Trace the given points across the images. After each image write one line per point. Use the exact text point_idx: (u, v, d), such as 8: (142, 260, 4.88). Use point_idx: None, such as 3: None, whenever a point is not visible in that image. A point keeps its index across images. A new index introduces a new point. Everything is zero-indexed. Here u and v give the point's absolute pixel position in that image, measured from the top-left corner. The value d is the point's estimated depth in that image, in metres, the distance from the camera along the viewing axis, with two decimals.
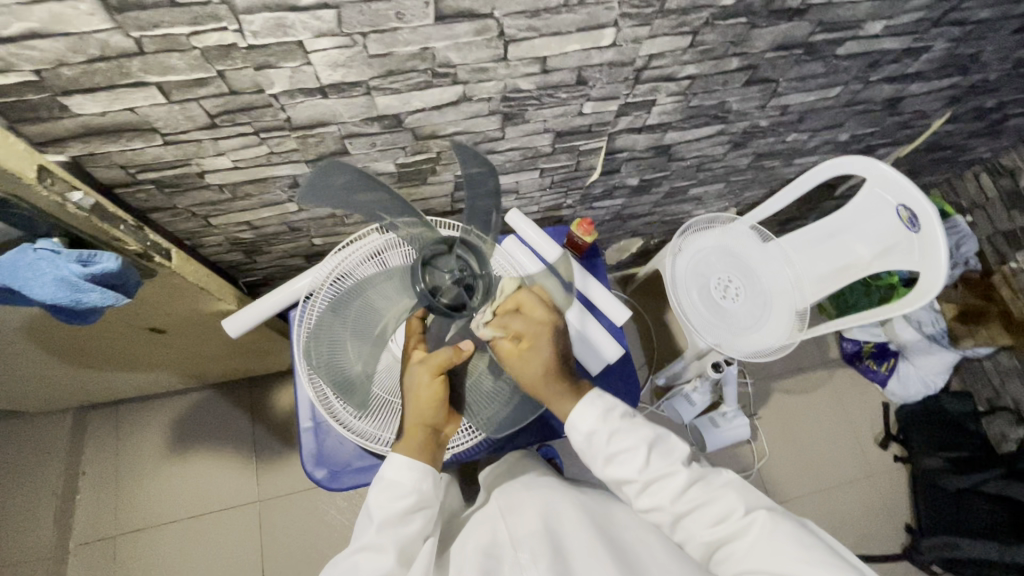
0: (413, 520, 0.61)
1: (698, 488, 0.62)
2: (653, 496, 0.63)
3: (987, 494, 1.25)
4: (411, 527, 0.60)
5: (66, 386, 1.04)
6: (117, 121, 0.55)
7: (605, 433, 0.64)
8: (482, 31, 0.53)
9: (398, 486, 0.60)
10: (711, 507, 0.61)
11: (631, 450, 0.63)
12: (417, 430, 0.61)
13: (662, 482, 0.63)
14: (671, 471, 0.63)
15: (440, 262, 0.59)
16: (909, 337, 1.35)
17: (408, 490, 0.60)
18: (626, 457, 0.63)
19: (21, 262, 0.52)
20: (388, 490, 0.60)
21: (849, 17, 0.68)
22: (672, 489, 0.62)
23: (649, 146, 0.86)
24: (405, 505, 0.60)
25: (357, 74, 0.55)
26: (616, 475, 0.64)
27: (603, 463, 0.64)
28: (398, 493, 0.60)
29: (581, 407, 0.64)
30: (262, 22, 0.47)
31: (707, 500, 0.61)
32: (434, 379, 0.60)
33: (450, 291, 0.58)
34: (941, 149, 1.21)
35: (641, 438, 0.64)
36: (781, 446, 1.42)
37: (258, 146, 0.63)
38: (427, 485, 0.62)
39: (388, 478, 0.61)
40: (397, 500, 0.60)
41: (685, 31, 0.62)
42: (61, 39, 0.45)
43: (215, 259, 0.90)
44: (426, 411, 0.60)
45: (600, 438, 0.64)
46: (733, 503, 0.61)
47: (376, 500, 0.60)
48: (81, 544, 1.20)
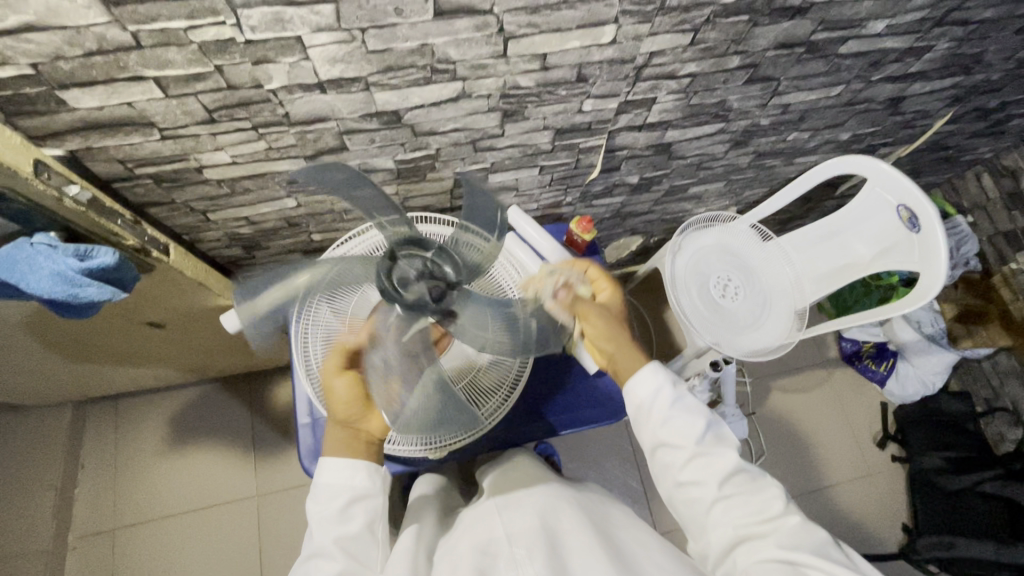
0: (354, 515, 0.61)
1: (743, 477, 0.63)
2: (699, 469, 0.63)
3: (984, 493, 1.26)
4: (353, 524, 0.61)
5: (63, 380, 1.04)
6: (115, 115, 0.55)
7: (668, 395, 0.66)
8: (482, 27, 0.53)
9: (333, 486, 0.62)
10: (752, 500, 0.61)
11: (691, 420, 0.65)
12: (336, 429, 0.64)
13: (712, 459, 0.63)
14: (720, 453, 0.63)
15: (406, 258, 0.58)
16: (908, 337, 1.34)
17: (342, 488, 0.62)
18: (682, 425, 0.65)
19: (18, 257, 0.52)
20: (325, 491, 0.62)
21: (851, 16, 0.67)
22: (719, 468, 0.62)
23: (649, 144, 0.86)
24: (341, 503, 0.61)
25: (356, 70, 0.55)
26: (667, 437, 0.65)
27: (659, 422, 0.65)
28: (332, 493, 0.62)
29: (651, 368, 0.68)
30: (260, 16, 0.47)
31: (749, 492, 0.62)
32: (335, 379, 0.63)
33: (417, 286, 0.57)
34: (942, 149, 1.20)
35: (701, 414, 0.65)
36: (778, 445, 1.42)
37: (257, 142, 0.63)
38: (362, 480, 0.63)
39: (322, 480, 0.62)
40: (331, 500, 0.61)
41: (687, 28, 0.61)
42: (58, 32, 0.44)
43: (214, 254, 0.90)
44: (337, 407, 0.63)
45: (663, 398, 0.66)
46: (774, 499, 0.62)
47: (313, 506, 0.62)
48: (79, 537, 1.20)
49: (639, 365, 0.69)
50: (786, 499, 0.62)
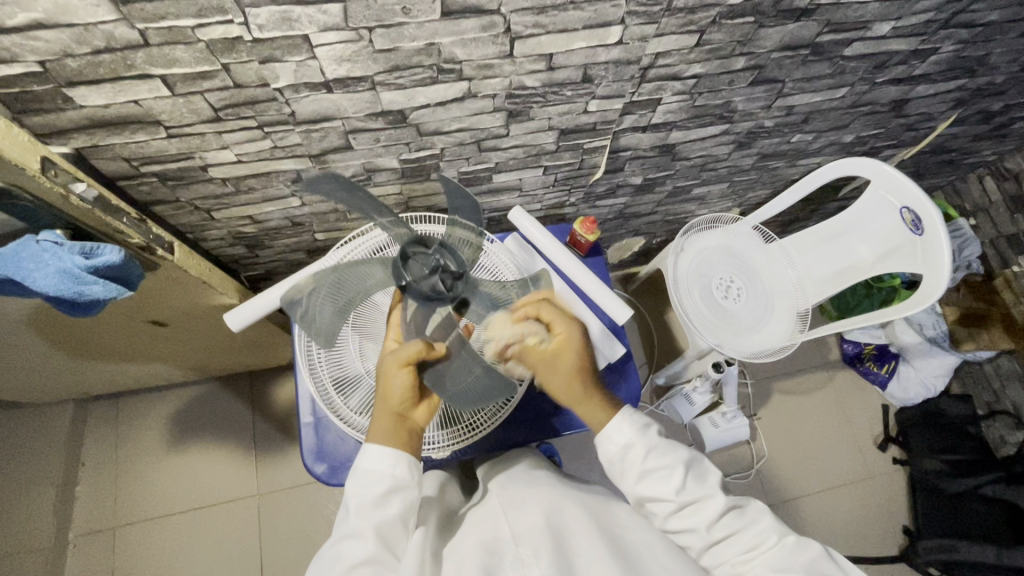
0: (391, 503, 0.61)
1: (733, 515, 0.63)
2: (687, 518, 0.63)
3: (984, 496, 1.26)
4: (389, 511, 0.60)
5: (65, 377, 1.04)
6: (121, 113, 0.55)
7: (641, 449, 0.65)
8: (488, 27, 0.53)
9: (373, 473, 0.61)
10: (745, 535, 0.62)
11: (668, 469, 0.64)
12: (386, 419, 0.62)
13: (698, 505, 0.63)
14: (706, 495, 0.64)
15: (418, 259, 0.61)
16: (910, 340, 1.34)
17: (382, 476, 0.61)
18: (662, 475, 0.64)
19: (23, 254, 0.52)
20: (364, 478, 0.61)
21: (857, 18, 0.67)
22: (707, 512, 0.63)
23: (653, 145, 0.86)
24: (379, 490, 0.60)
25: (362, 69, 0.55)
26: (647, 492, 0.64)
27: (637, 478, 0.65)
28: (372, 479, 0.61)
29: (616, 420, 0.67)
30: (268, 15, 0.47)
31: (740, 528, 0.62)
32: (400, 372, 0.60)
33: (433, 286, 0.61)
34: (946, 151, 1.20)
35: (677, 458, 0.65)
36: (779, 447, 1.42)
37: (262, 140, 0.63)
38: (403, 470, 0.62)
39: (363, 464, 0.62)
40: (369, 487, 0.60)
41: (693, 29, 0.61)
42: (66, 29, 0.44)
43: (217, 252, 0.90)
44: (394, 400, 0.62)
45: (635, 452, 0.65)
46: (767, 530, 0.61)
47: (353, 488, 0.61)
48: (80, 535, 1.20)
49: (603, 418, 0.67)
50: (779, 524, 0.62)
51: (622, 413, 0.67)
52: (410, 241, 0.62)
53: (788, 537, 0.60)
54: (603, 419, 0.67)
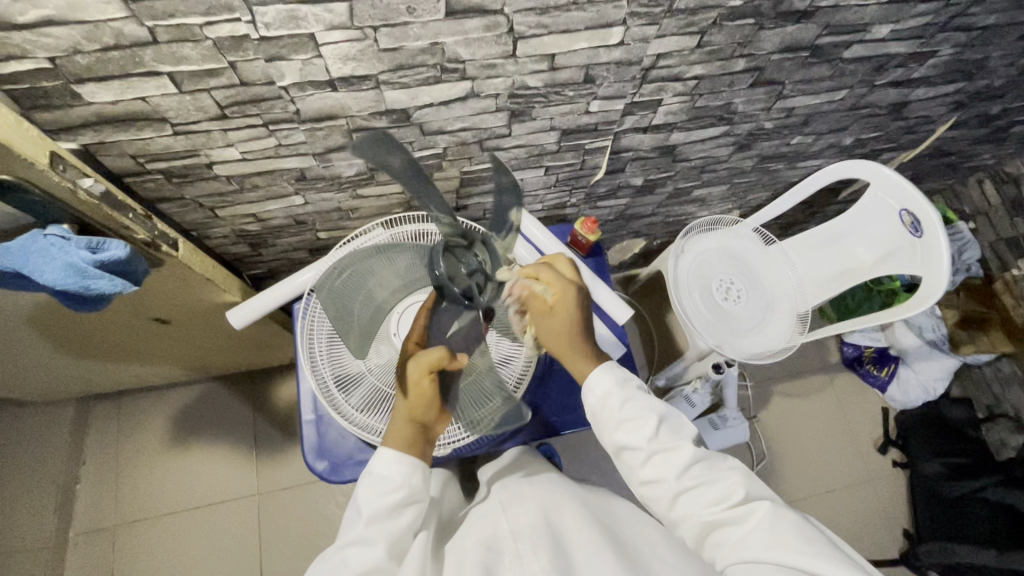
0: (403, 513, 0.62)
1: (702, 467, 0.64)
2: (658, 466, 0.64)
3: (985, 500, 1.26)
4: (399, 521, 0.61)
5: (68, 375, 1.05)
6: (128, 110, 0.55)
7: (619, 398, 0.66)
8: (492, 27, 0.54)
9: (387, 480, 0.62)
10: (713, 488, 0.62)
11: (642, 419, 0.65)
12: (406, 426, 0.63)
13: (670, 453, 0.64)
14: (677, 445, 0.64)
15: (459, 255, 0.58)
16: (910, 343, 1.33)
17: (397, 485, 0.62)
18: (636, 424, 0.65)
19: (32, 248, 0.52)
20: (379, 484, 0.62)
21: (856, 20, 0.68)
22: (678, 461, 0.63)
23: (654, 146, 0.87)
24: (393, 499, 0.61)
25: (367, 68, 0.56)
26: (622, 441, 0.65)
27: (613, 426, 0.66)
28: (385, 487, 0.62)
29: (598, 371, 0.67)
30: (275, 14, 0.47)
31: (710, 479, 0.62)
32: (424, 381, 0.59)
33: (466, 284, 0.58)
34: (945, 155, 1.21)
35: (652, 410, 0.65)
36: (779, 449, 1.42)
37: (267, 138, 0.64)
38: (417, 480, 0.63)
39: (378, 471, 0.62)
40: (384, 494, 0.61)
41: (693, 31, 0.62)
42: (77, 27, 0.45)
43: (220, 251, 0.91)
44: (415, 408, 0.61)
45: (612, 402, 0.66)
46: (736, 485, 0.62)
47: (364, 493, 0.62)
48: (80, 534, 1.20)
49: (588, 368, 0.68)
50: (748, 480, 0.62)
51: (602, 366, 0.67)
52: (455, 234, 0.58)
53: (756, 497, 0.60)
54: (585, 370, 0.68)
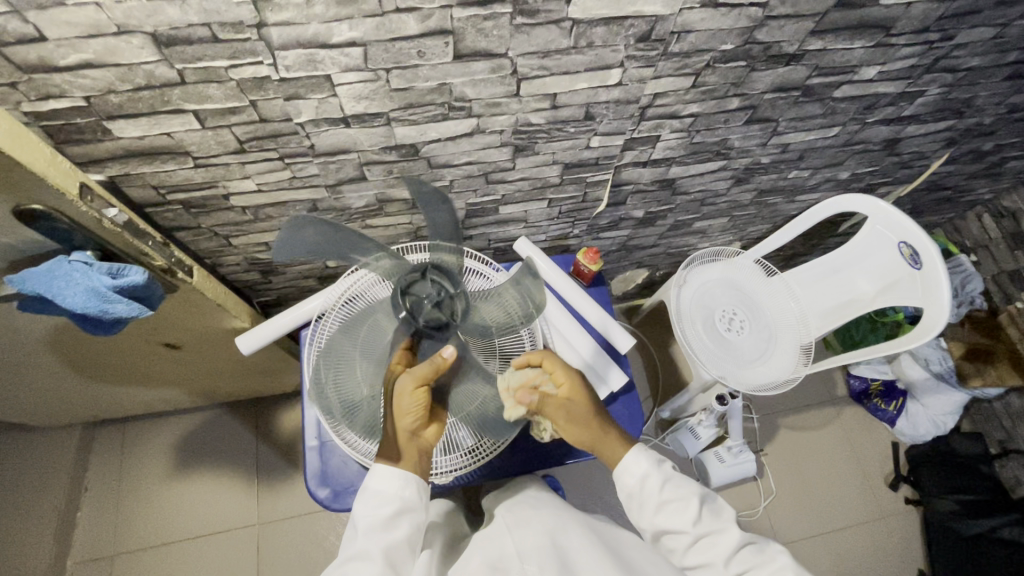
0: (399, 525, 0.63)
1: (749, 551, 0.65)
2: (703, 552, 0.65)
3: (1003, 540, 1.23)
4: (397, 533, 0.62)
5: (77, 400, 1.06)
6: (154, 144, 0.59)
7: (658, 480, 0.67)
8: (497, 69, 0.57)
9: (381, 495, 0.62)
10: (762, 573, 0.64)
11: (682, 500, 0.66)
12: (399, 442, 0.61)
13: (715, 537, 0.65)
14: (721, 529, 0.65)
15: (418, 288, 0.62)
16: (917, 375, 1.35)
17: (391, 497, 0.62)
18: (678, 506, 0.66)
19: (55, 272, 0.55)
20: (375, 498, 0.62)
21: (844, 62, 0.71)
22: (724, 547, 0.64)
23: (654, 180, 0.89)
24: (387, 511, 0.62)
25: (378, 106, 0.59)
26: (664, 525, 0.66)
27: (654, 509, 0.67)
28: (381, 501, 0.62)
29: (634, 454, 0.69)
30: (295, 57, 0.51)
31: (758, 564, 0.64)
32: (416, 391, 0.59)
33: (432, 317, 0.61)
34: (941, 189, 1.23)
35: (692, 491, 0.67)
36: (787, 483, 1.40)
37: (282, 171, 0.67)
38: (411, 492, 0.63)
39: (372, 485, 0.63)
40: (379, 508, 0.62)
41: (688, 72, 0.65)
42: (113, 69, 0.49)
43: (232, 278, 0.94)
44: (407, 420, 0.61)
45: (653, 484, 0.67)
46: (784, 569, 0.64)
47: (360, 508, 0.63)
48: (77, 563, 1.20)
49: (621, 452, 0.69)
50: (794, 563, 0.64)
51: (639, 447, 0.69)
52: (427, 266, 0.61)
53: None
54: (620, 455, 0.69)
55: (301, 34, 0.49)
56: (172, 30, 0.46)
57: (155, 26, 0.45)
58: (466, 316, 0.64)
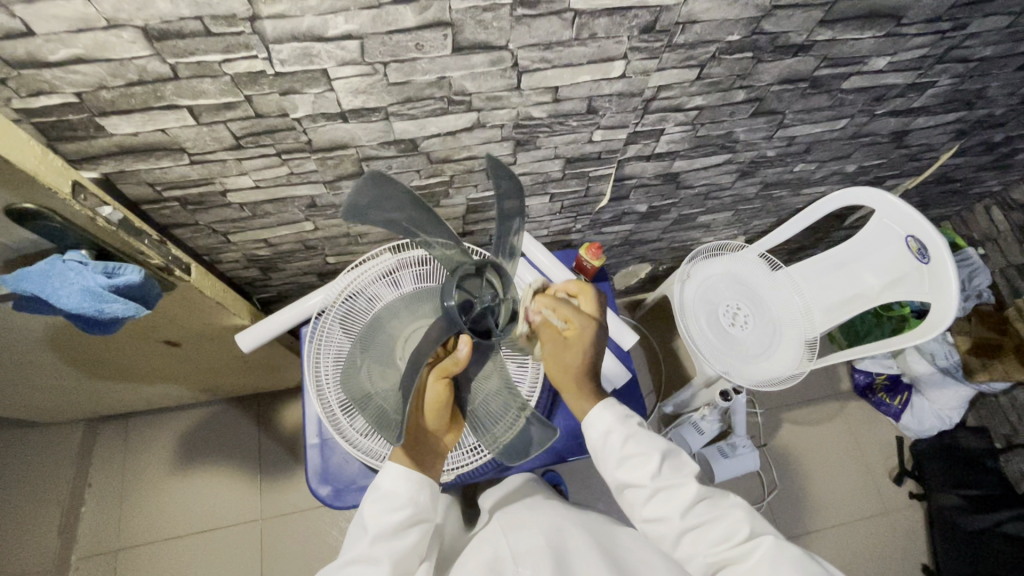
0: (409, 532, 0.64)
1: (706, 505, 0.64)
2: (662, 505, 0.65)
3: (1007, 534, 1.22)
4: (407, 539, 0.63)
5: (79, 396, 1.06)
6: (148, 141, 0.58)
7: (621, 435, 0.66)
8: (497, 62, 0.56)
9: (394, 497, 0.63)
10: (719, 527, 0.63)
11: (644, 456, 0.66)
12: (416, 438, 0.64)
13: (671, 493, 0.65)
14: (679, 483, 0.65)
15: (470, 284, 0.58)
16: (922, 370, 1.34)
17: (405, 502, 0.63)
18: (638, 462, 0.66)
19: (50, 273, 0.54)
20: (386, 501, 0.63)
21: (854, 53, 0.69)
22: (679, 501, 0.64)
23: (657, 174, 0.88)
24: (401, 516, 0.63)
25: (376, 100, 0.58)
26: (624, 479, 0.66)
27: (615, 463, 0.67)
28: (395, 503, 0.63)
29: (601, 409, 0.67)
30: (290, 51, 0.50)
31: (715, 519, 0.64)
32: (437, 384, 0.60)
33: (478, 318, 0.57)
34: (949, 181, 1.21)
35: (655, 446, 0.66)
36: (790, 477, 1.40)
37: (279, 167, 0.66)
38: (424, 497, 0.65)
39: (385, 485, 0.63)
40: (393, 513, 0.62)
41: (693, 64, 0.64)
42: (104, 64, 0.47)
43: (231, 275, 0.93)
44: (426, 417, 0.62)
45: (615, 440, 0.66)
46: (740, 523, 0.63)
47: (372, 510, 0.63)
48: (80, 558, 1.20)
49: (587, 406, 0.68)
50: (752, 518, 0.64)
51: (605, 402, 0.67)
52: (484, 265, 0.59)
53: (760, 532, 0.62)
54: (588, 408, 0.67)
55: (296, 27, 0.47)
56: (164, 24, 0.45)
57: (145, 20, 0.44)
58: (508, 326, 0.60)
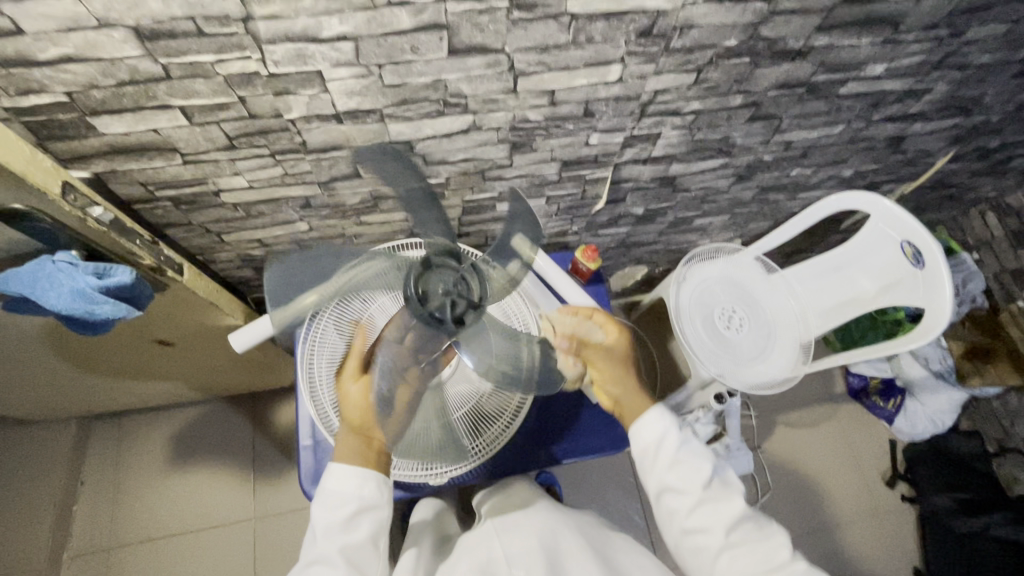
0: (360, 525, 0.62)
1: (749, 526, 0.64)
2: (705, 516, 0.65)
3: (997, 539, 1.22)
4: (357, 532, 0.62)
5: (71, 394, 1.05)
6: (141, 140, 0.57)
7: (677, 441, 0.68)
8: (493, 65, 0.55)
9: (339, 495, 0.62)
10: (758, 550, 0.63)
11: (695, 464, 0.67)
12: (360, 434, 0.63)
13: (718, 505, 0.65)
14: (727, 498, 0.66)
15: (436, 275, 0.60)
16: (916, 373, 1.34)
17: (349, 496, 0.62)
18: (689, 471, 0.67)
19: (40, 274, 0.53)
20: (332, 500, 0.62)
21: (852, 59, 0.69)
22: (726, 515, 0.64)
23: (654, 176, 0.88)
24: (348, 511, 0.62)
25: (371, 102, 0.57)
26: (673, 482, 0.67)
27: (666, 468, 0.68)
28: (339, 501, 0.62)
29: (656, 412, 0.70)
30: (284, 52, 0.49)
31: (755, 541, 0.63)
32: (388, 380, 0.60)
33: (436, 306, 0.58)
34: (946, 186, 1.22)
35: (706, 458, 0.68)
36: (784, 479, 1.40)
37: (273, 168, 0.65)
38: (370, 491, 0.63)
39: (330, 486, 0.63)
40: (337, 510, 0.62)
41: (690, 68, 0.64)
42: (94, 64, 0.47)
43: (225, 275, 0.92)
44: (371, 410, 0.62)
45: (672, 441, 0.68)
46: (779, 548, 0.63)
47: (319, 511, 0.62)
48: (72, 557, 1.19)
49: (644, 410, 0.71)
50: (791, 547, 0.64)
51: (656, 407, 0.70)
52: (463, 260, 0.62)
53: (799, 560, 0.62)
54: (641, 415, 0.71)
55: (289, 28, 0.47)
56: (155, 24, 0.44)
57: (137, 20, 0.44)
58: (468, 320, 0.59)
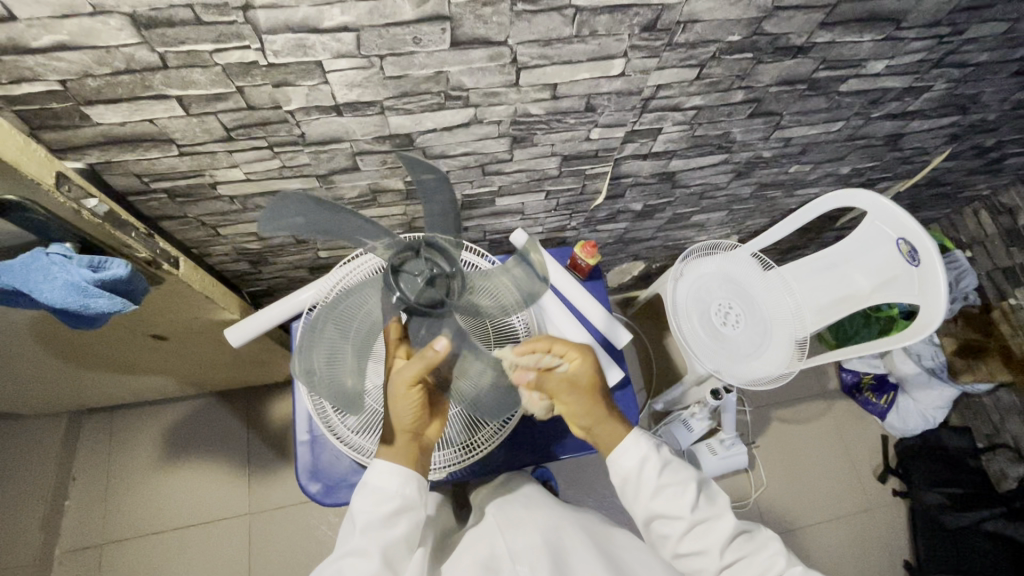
0: (398, 523, 0.62)
1: (742, 540, 0.65)
2: (698, 538, 0.64)
3: (987, 531, 1.24)
4: (395, 530, 0.62)
5: (63, 389, 1.04)
6: (136, 130, 0.56)
7: (658, 463, 0.67)
8: (495, 57, 0.55)
9: (381, 491, 0.62)
10: (753, 561, 0.64)
11: (680, 486, 0.66)
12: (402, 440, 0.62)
13: (708, 526, 0.65)
14: (717, 517, 0.65)
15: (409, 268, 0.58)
16: (907, 369, 1.34)
17: (392, 494, 0.62)
18: (674, 494, 0.66)
19: (34, 266, 0.52)
20: (374, 495, 0.62)
21: (853, 56, 0.69)
22: (717, 535, 0.64)
23: (654, 172, 0.87)
24: (388, 508, 0.62)
25: (372, 94, 0.57)
26: (660, 509, 0.65)
27: (650, 496, 0.66)
28: (382, 498, 0.62)
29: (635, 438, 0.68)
30: (284, 42, 0.48)
31: (750, 553, 0.65)
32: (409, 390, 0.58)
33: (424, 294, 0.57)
34: (941, 184, 1.22)
35: (689, 476, 0.67)
36: (778, 475, 1.41)
37: (271, 160, 0.64)
38: (411, 490, 0.63)
39: (373, 481, 0.62)
40: (377, 506, 0.61)
41: (693, 63, 0.63)
42: (89, 52, 0.46)
43: (220, 268, 0.91)
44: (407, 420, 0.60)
45: (654, 463, 0.67)
46: (775, 556, 0.65)
47: (359, 502, 0.62)
48: (64, 553, 1.18)
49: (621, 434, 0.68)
50: (785, 551, 0.65)
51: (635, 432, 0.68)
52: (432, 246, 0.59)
53: (794, 565, 0.64)
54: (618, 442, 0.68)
55: (290, 18, 0.46)
56: (152, 11, 0.43)
57: (133, 6, 0.43)
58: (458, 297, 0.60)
